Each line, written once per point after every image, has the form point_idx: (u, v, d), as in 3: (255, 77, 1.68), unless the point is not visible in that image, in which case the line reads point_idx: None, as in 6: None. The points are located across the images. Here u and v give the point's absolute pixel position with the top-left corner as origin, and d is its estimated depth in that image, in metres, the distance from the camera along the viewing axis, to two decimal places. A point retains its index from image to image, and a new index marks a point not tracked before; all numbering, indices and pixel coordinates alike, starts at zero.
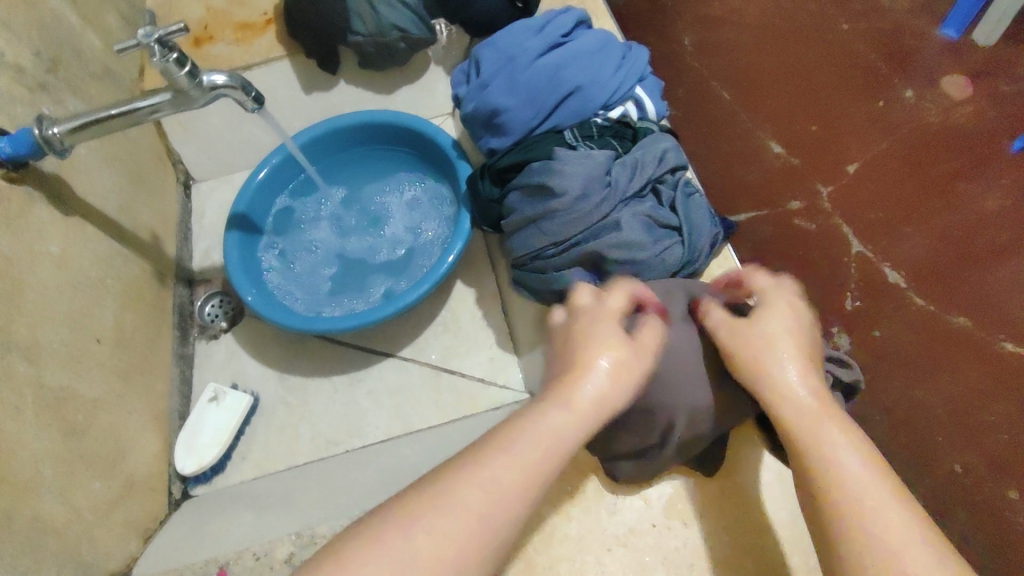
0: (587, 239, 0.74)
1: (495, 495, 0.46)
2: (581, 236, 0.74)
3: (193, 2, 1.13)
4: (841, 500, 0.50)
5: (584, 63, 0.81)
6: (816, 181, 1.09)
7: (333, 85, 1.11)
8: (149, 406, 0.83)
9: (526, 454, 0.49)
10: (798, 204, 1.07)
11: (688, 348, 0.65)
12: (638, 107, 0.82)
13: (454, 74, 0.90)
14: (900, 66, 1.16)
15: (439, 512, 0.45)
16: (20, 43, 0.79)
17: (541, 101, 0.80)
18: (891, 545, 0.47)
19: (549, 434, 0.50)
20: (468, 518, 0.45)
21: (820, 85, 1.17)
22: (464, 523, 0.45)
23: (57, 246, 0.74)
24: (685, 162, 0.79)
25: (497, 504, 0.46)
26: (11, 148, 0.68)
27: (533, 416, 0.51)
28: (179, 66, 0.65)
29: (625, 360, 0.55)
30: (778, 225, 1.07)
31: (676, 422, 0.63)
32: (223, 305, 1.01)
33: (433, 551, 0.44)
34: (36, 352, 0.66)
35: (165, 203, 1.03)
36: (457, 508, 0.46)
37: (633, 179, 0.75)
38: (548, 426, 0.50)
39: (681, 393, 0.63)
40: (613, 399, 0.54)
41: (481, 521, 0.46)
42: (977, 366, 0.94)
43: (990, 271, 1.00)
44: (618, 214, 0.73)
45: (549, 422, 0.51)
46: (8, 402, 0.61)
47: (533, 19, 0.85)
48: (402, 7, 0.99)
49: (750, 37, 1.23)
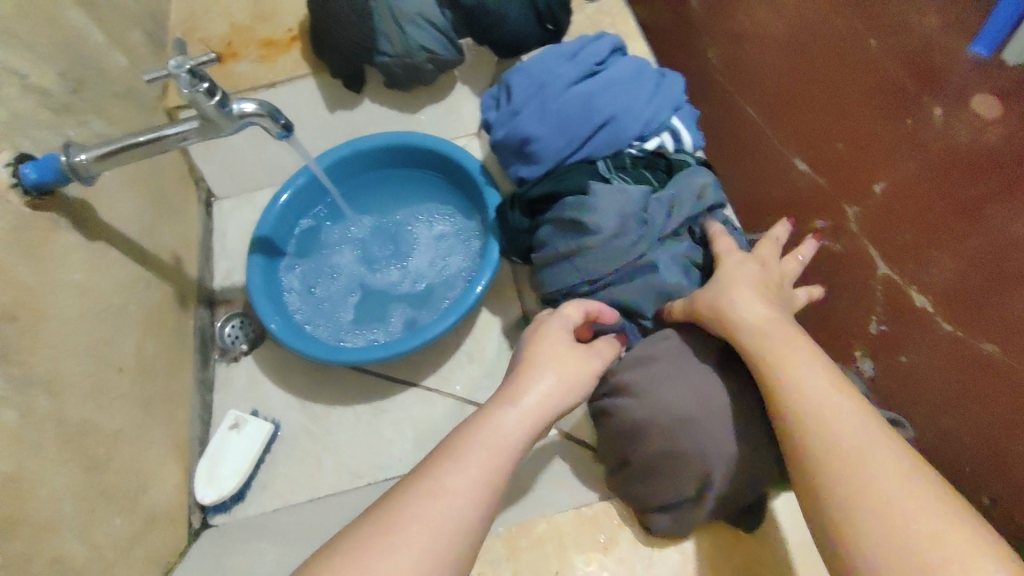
0: (622, 278, 0.71)
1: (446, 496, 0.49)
2: (615, 275, 0.71)
3: (218, 19, 1.12)
4: (802, 410, 0.52)
5: (617, 91, 0.79)
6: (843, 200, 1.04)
7: (358, 104, 1.09)
8: (171, 435, 0.82)
9: (471, 457, 0.52)
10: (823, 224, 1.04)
11: (709, 394, 0.62)
12: (674, 138, 0.80)
13: (483, 98, 0.88)
14: (928, 81, 1.07)
15: (392, 529, 0.47)
16: (47, 66, 0.78)
17: (572, 130, 0.78)
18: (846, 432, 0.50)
19: (488, 434, 0.54)
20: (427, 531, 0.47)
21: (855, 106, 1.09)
22: (432, 519, 0.48)
23: (79, 274, 0.73)
24: (723, 200, 0.76)
25: (448, 504, 0.49)
26: (36, 174, 0.67)
27: (483, 418, 0.56)
28: (210, 95, 0.64)
29: (568, 357, 0.62)
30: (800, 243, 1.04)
31: (714, 474, 0.61)
32: (243, 327, 1.00)
33: (402, 555, 0.46)
34: (56, 385, 0.65)
35: (187, 223, 1.02)
36: (422, 509, 0.48)
37: (669, 220, 0.73)
38: (500, 424, 0.55)
39: (717, 444, 0.61)
40: (563, 395, 0.59)
41: (448, 518, 0.48)
42: (1000, 390, 0.89)
43: (1011, 299, 0.92)
44: (653, 254, 0.71)
45: (500, 422, 0.55)
46: (29, 438, 0.60)
47: (566, 45, 0.83)
48: (431, 28, 0.97)
49: (775, 51, 1.18)
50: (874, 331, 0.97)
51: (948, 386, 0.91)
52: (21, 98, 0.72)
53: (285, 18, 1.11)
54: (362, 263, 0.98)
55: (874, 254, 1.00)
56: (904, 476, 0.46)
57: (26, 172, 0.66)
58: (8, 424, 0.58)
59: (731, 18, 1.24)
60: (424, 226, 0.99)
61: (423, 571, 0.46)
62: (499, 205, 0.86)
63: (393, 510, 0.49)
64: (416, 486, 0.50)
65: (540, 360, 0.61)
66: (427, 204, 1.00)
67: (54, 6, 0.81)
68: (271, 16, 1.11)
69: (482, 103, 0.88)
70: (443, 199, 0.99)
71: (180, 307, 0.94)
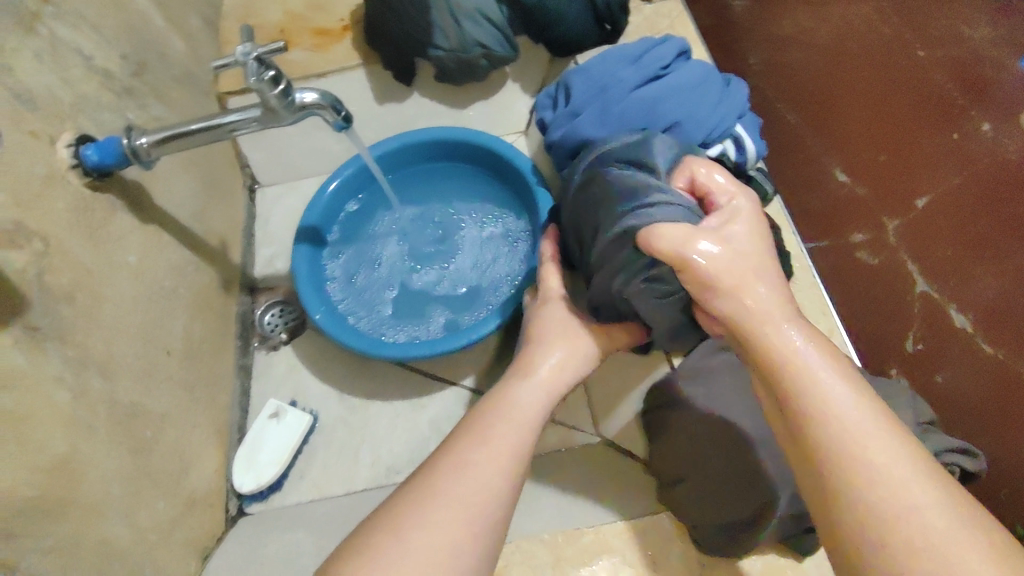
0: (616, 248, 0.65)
1: (475, 462, 0.51)
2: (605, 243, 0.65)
3: (272, 6, 1.11)
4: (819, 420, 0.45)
5: (680, 98, 0.77)
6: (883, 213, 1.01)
7: (408, 97, 1.08)
8: (213, 420, 0.82)
9: (493, 427, 0.55)
10: (863, 236, 1.00)
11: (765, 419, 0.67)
12: (737, 147, 0.77)
13: (539, 97, 0.87)
14: (980, 96, 1.07)
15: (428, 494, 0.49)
16: (109, 47, 0.78)
17: (630, 134, 0.76)
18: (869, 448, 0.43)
19: (506, 404, 0.57)
20: (462, 494, 0.49)
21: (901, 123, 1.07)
22: (470, 491, 0.49)
23: (135, 256, 0.74)
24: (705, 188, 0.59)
25: (479, 468, 0.51)
26: (98, 157, 0.67)
27: (505, 394, 0.59)
28: (276, 84, 0.63)
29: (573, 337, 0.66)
30: (842, 258, 0.99)
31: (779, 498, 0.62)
32: (282, 314, 1.01)
33: (440, 519, 0.47)
34: (110, 367, 0.66)
35: (234, 208, 1.02)
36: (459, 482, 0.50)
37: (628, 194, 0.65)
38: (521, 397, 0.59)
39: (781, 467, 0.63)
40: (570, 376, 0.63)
41: (476, 489, 0.49)
42: None
43: None
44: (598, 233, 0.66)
45: (516, 396, 0.58)
46: (82, 420, 0.60)
47: (629, 47, 0.81)
48: (488, 24, 0.96)
49: (819, 59, 1.14)
50: (911, 347, 0.93)
51: (985, 404, 0.89)
52: (85, 79, 0.72)
53: (339, 7, 1.11)
54: (406, 257, 0.97)
55: (913, 268, 0.97)
56: (936, 501, 0.41)
57: (88, 154, 0.67)
58: (62, 405, 0.58)
59: (772, 22, 1.19)
60: (471, 223, 0.98)
61: (459, 532, 0.47)
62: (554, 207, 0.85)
63: (428, 485, 0.50)
64: (444, 457, 0.52)
65: (551, 344, 0.65)
66: (474, 202, 0.99)
67: None
68: (325, 6, 1.11)
69: (537, 102, 0.88)
70: (492, 198, 0.99)
71: (225, 292, 0.95)
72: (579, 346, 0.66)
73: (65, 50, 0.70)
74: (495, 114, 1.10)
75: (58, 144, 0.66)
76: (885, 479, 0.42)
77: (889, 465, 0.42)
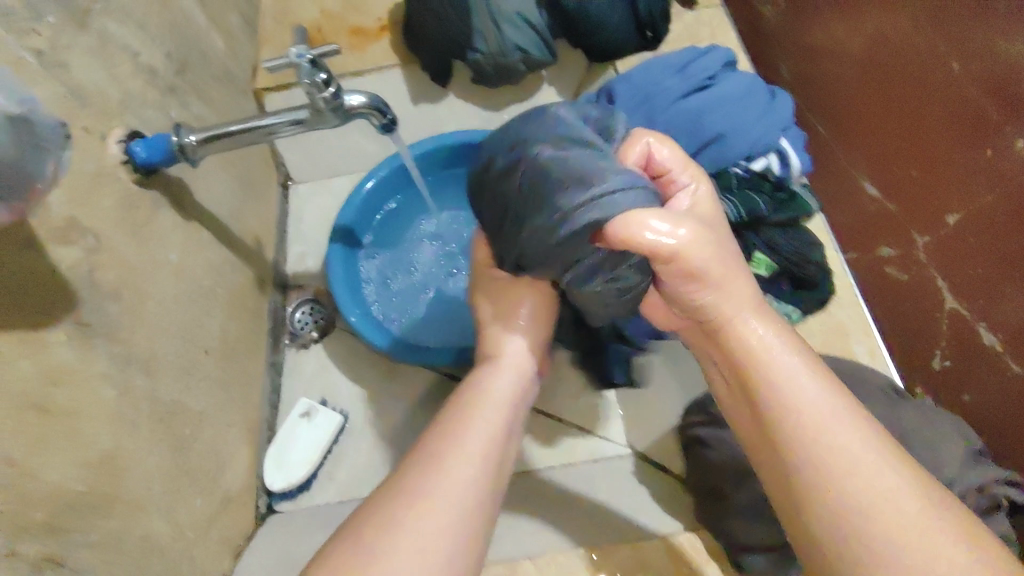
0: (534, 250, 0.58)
1: (466, 441, 0.53)
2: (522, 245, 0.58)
3: (309, 4, 1.11)
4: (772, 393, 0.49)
5: (727, 109, 0.77)
6: (913, 229, 0.92)
7: (443, 99, 1.08)
8: (246, 419, 0.83)
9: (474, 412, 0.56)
10: (891, 251, 0.96)
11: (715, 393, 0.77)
12: (781, 160, 0.76)
13: (580, 103, 0.87)
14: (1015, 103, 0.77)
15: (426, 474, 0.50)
16: (155, 44, 0.78)
17: (677, 145, 0.76)
18: (820, 414, 0.48)
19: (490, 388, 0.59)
20: (457, 472, 0.51)
21: (937, 131, 0.87)
22: (447, 490, 0.50)
23: (176, 254, 0.75)
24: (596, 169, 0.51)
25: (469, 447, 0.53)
26: (146, 154, 0.67)
27: (472, 389, 0.60)
28: (326, 87, 0.63)
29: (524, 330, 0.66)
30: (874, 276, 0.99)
31: None
32: (313, 314, 1.02)
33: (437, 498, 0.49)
34: (151, 365, 0.66)
35: (267, 206, 1.03)
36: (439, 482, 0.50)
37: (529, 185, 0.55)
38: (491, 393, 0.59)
39: None
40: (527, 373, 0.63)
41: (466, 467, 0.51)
42: None
43: None
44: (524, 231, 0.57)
45: (492, 378, 0.61)
46: (127, 417, 0.61)
47: (674, 56, 0.81)
48: (528, 29, 0.96)
49: (852, 70, 1.01)
50: (939, 364, 0.89)
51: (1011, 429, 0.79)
52: (132, 76, 0.73)
53: (376, 7, 1.11)
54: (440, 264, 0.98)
55: (941, 285, 0.87)
56: (881, 464, 0.46)
57: (136, 150, 0.67)
58: (109, 402, 0.59)
59: (807, 28, 1.10)
60: None
61: (456, 510, 0.49)
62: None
63: (421, 463, 0.52)
64: (433, 438, 0.54)
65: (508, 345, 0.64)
66: None
67: None
68: (361, 5, 1.11)
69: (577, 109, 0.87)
70: None
71: (257, 290, 0.95)
72: (532, 337, 0.66)
73: (114, 47, 0.70)
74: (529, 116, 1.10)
75: (108, 141, 0.66)
76: (839, 447, 0.46)
77: (842, 435, 0.47)
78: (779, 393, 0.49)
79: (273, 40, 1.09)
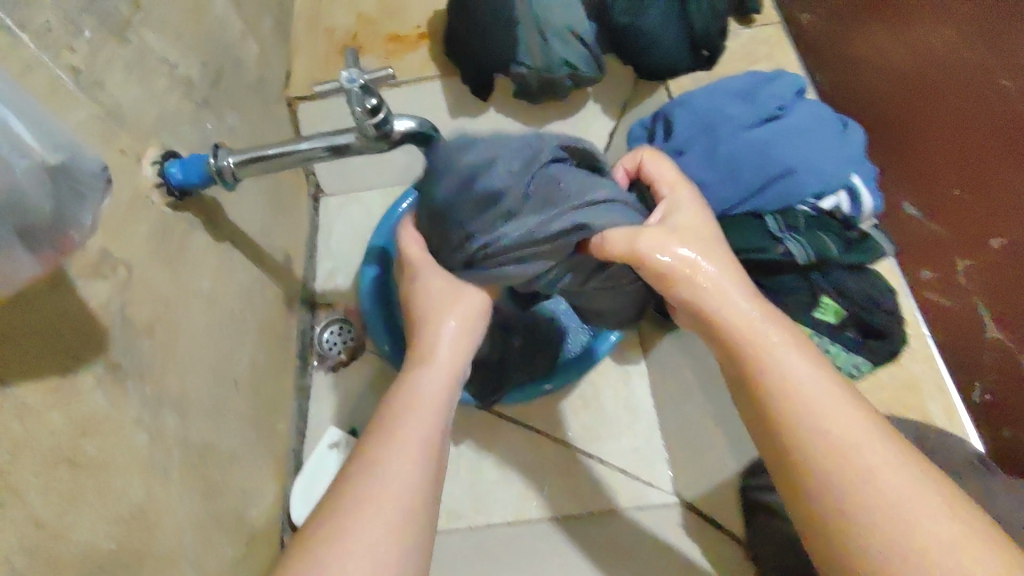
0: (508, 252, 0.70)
1: (406, 442, 0.50)
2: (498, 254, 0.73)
3: (344, 9, 1.07)
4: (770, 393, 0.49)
5: (799, 143, 0.72)
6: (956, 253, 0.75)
7: (482, 112, 1.03)
8: (273, 451, 0.80)
9: (404, 413, 0.53)
10: (927, 276, 0.76)
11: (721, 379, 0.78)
12: (852, 198, 0.71)
13: (633, 127, 0.83)
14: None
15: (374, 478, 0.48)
16: (191, 56, 0.74)
17: (741, 180, 0.72)
18: (804, 404, 0.48)
19: (422, 385, 0.55)
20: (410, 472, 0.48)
21: (970, 152, 0.80)
22: (397, 486, 0.48)
23: (208, 281, 0.71)
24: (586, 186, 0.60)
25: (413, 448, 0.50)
26: (183, 173, 0.63)
27: (405, 391, 0.55)
28: (376, 114, 0.59)
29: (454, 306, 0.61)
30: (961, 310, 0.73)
31: None
32: (342, 333, 0.98)
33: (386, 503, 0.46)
34: (181, 404, 0.63)
35: (298, 221, 0.99)
36: (377, 486, 0.47)
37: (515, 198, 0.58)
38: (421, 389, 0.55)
39: None
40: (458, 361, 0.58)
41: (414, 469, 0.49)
42: None
43: None
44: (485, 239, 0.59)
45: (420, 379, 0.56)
46: (159, 464, 0.57)
47: (738, 82, 0.76)
48: (577, 43, 0.90)
49: (891, 81, 0.90)
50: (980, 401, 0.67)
51: None
52: (168, 91, 0.69)
53: (415, 14, 1.06)
54: None
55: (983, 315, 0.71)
56: (871, 454, 0.45)
57: (171, 171, 0.63)
58: (141, 449, 0.55)
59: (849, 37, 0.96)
60: None
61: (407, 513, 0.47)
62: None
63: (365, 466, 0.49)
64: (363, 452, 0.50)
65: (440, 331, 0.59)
66: None
67: None
68: (400, 11, 1.07)
69: (631, 133, 0.83)
70: None
71: (287, 309, 0.91)
72: (471, 310, 0.61)
73: (151, 60, 0.66)
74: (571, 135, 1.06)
75: (143, 162, 0.62)
76: (832, 444, 0.46)
77: (850, 433, 0.45)
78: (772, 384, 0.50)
79: (306, 46, 1.05)
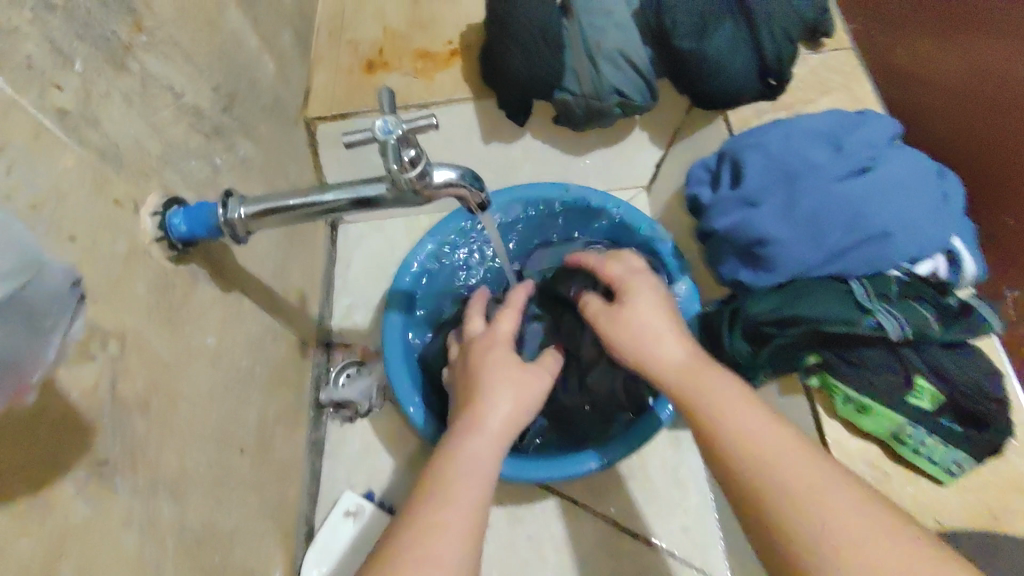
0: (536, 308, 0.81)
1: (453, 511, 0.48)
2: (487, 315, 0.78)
3: (370, 20, 0.98)
4: (741, 454, 0.47)
5: (893, 197, 0.61)
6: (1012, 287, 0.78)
7: (519, 138, 0.94)
8: (280, 520, 0.72)
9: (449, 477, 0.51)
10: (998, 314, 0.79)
11: None
12: (950, 263, 0.63)
13: (694, 167, 0.74)
14: None
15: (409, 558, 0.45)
16: (201, 79, 0.66)
17: (822, 235, 0.62)
18: (778, 467, 0.46)
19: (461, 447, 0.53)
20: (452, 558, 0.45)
21: None
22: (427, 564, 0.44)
23: (214, 337, 0.63)
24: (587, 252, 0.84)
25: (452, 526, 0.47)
26: (187, 227, 0.55)
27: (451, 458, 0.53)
28: (414, 166, 0.50)
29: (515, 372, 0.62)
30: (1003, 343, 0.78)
31: None
32: (360, 377, 0.90)
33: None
34: (180, 485, 0.55)
35: (315, 253, 0.91)
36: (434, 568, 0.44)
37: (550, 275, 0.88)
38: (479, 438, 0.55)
39: None
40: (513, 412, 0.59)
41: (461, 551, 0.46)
42: None
43: None
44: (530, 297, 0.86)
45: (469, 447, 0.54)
46: (150, 562, 0.49)
47: (822, 125, 0.66)
48: (630, 69, 0.82)
49: (958, 102, 0.80)
50: None
51: None
52: (174, 121, 0.60)
53: (446, 27, 0.97)
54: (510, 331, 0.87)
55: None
56: (867, 523, 0.42)
57: (175, 224, 0.55)
58: (130, 548, 0.47)
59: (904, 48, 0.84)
60: None
61: None
62: (705, 310, 0.72)
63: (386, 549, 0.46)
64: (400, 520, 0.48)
65: (500, 387, 0.60)
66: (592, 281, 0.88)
67: (217, 6, 0.70)
68: (429, 24, 0.97)
69: (692, 173, 0.75)
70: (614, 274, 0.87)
71: (300, 354, 0.83)
72: (531, 394, 0.60)
73: (154, 88, 0.57)
74: (614, 164, 0.98)
75: (142, 212, 0.53)
76: (827, 513, 0.43)
77: (829, 498, 0.43)
78: (742, 447, 0.48)
79: (327, 59, 0.96)
